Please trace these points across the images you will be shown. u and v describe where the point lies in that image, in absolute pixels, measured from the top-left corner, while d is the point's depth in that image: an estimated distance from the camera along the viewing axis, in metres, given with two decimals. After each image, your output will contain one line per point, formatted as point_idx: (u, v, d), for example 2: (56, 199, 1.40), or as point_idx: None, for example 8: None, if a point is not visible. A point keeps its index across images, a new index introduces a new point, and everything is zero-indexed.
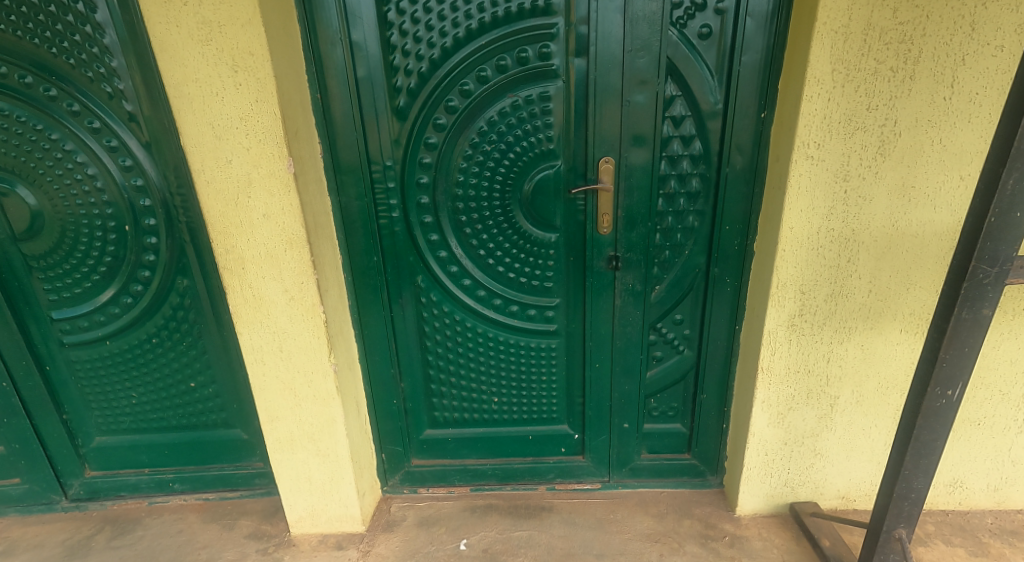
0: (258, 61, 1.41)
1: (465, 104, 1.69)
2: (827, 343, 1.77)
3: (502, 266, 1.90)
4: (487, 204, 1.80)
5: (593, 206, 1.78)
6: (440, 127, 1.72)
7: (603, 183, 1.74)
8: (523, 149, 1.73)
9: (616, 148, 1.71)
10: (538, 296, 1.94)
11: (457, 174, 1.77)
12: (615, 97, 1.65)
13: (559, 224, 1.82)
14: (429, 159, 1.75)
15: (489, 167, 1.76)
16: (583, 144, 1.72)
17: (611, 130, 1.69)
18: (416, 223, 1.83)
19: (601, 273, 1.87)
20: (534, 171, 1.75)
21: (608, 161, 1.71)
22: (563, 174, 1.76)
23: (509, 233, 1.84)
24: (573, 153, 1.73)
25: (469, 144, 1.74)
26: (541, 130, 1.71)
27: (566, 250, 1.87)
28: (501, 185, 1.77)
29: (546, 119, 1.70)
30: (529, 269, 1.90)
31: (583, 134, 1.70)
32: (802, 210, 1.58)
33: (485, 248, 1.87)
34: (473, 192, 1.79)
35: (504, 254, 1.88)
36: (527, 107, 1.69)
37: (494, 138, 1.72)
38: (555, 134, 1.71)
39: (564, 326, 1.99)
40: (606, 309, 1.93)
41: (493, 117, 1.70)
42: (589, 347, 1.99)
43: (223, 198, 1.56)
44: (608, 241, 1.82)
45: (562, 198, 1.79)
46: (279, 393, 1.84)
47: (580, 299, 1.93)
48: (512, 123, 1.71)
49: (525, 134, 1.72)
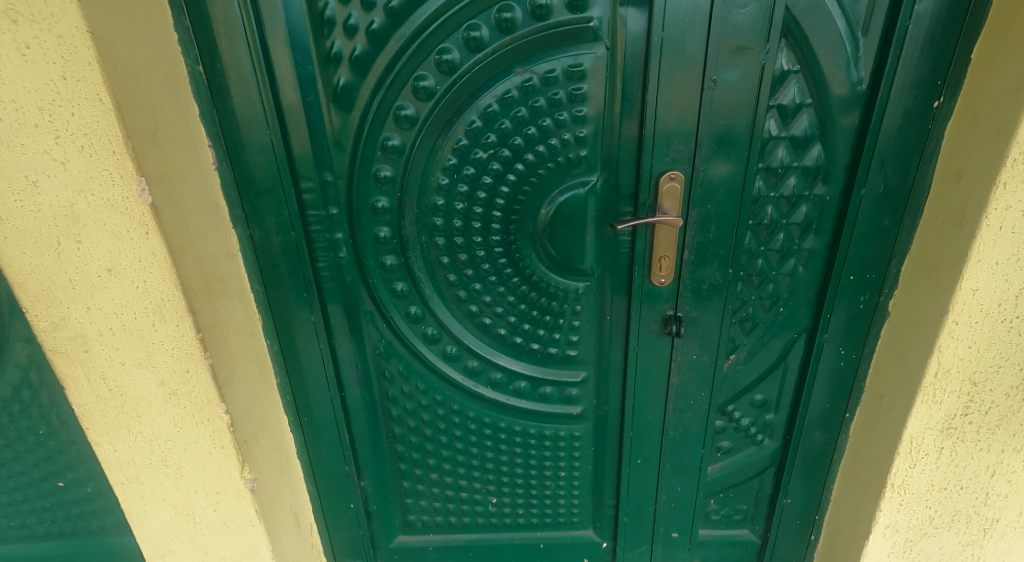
0: (54, 3, 0.77)
1: (446, 84, 1.05)
2: (997, 451, 1.15)
3: (505, 326, 1.29)
4: (482, 239, 1.18)
5: (645, 244, 1.15)
6: (408, 121, 1.08)
7: (665, 210, 1.11)
8: (539, 158, 1.10)
9: (687, 156, 1.07)
10: (556, 368, 1.33)
11: (435, 195, 1.14)
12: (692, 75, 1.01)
13: (591, 269, 1.20)
14: (391, 171, 1.12)
15: (487, 184, 1.13)
16: (634, 148, 1.08)
17: (682, 129, 1.05)
18: (375, 267, 1.21)
19: (651, 339, 1.26)
20: (556, 191, 1.13)
21: (674, 177, 1.09)
22: (601, 195, 1.13)
23: (514, 282, 1.23)
24: (616, 165, 1.10)
25: (454, 150, 1.10)
26: (568, 126, 1.07)
27: (600, 306, 1.25)
28: (502, 212, 1.15)
29: (575, 111, 1.06)
30: (544, 332, 1.29)
31: (635, 134, 1.07)
32: (999, 262, 0.97)
33: (479, 302, 1.26)
34: (462, 221, 1.17)
35: (508, 311, 1.27)
36: (547, 90, 1.05)
37: (492, 139, 1.09)
38: (590, 133, 1.08)
39: (593, 408, 1.38)
40: (656, 386, 1.32)
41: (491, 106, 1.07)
42: (629, 437, 1.39)
43: (35, 243, 0.92)
44: (666, 294, 1.21)
45: (596, 232, 1.17)
46: (172, 520, 1.23)
47: (617, 374, 1.33)
48: (521, 116, 1.07)
49: (543, 134, 1.08)
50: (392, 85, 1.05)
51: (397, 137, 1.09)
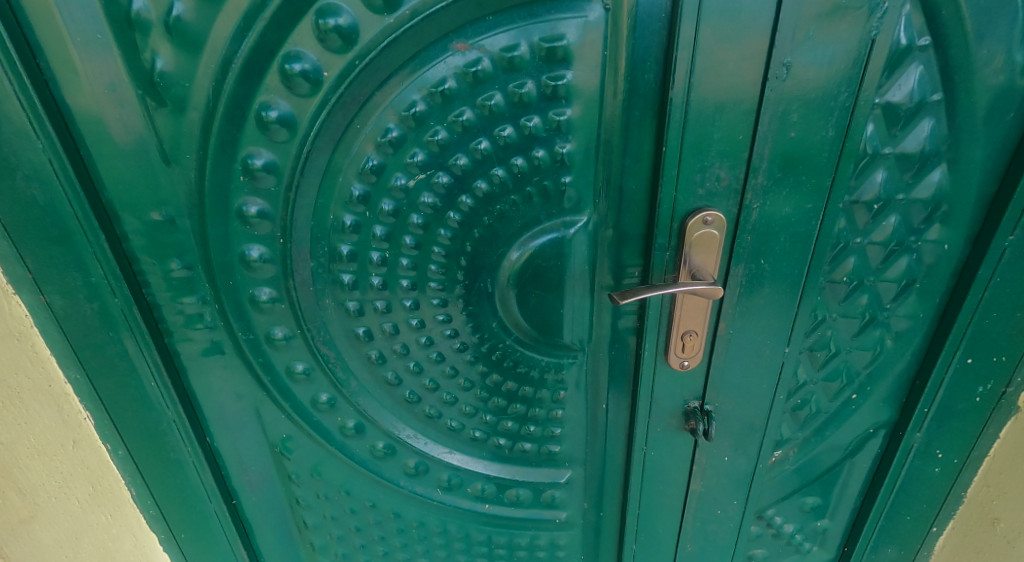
0: None
1: (338, 70, 0.63)
2: None
3: (455, 416, 0.91)
4: (415, 304, 0.79)
5: (663, 313, 0.77)
6: (281, 132, 0.66)
7: (694, 269, 0.71)
8: (497, 188, 0.70)
9: (731, 188, 0.67)
10: (529, 468, 0.96)
11: (338, 243, 0.74)
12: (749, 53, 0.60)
13: (577, 342, 0.83)
14: (264, 208, 0.71)
15: (416, 226, 0.73)
16: (648, 173, 0.68)
17: (726, 146, 0.64)
18: (261, 340, 0.82)
19: (665, 435, 0.88)
20: (524, 236, 0.74)
21: (708, 220, 0.68)
22: (592, 240, 0.74)
23: (467, 359, 0.85)
24: (616, 198, 0.70)
25: (360, 174, 0.70)
26: (541, 138, 0.67)
27: (592, 390, 0.87)
28: (443, 267, 0.76)
29: (552, 113, 0.66)
30: (511, 423, 0.91)
31: (649, 149, 0.67)
32: None
33: (418, 385, 0.87)
34: (382, 278, 0.77)
35: (459, 397, 0.89)
36: (506, 80, 0.64)
37: (420, 158, 0.68)
38: (578, 149, 0.68)
39: (583, 514, 1.01)
40: (672, 492, 0.95)
41: (415, 107, 0.66)
42: (631, 550, 1.02)
43: None
44: (689, 378, 0.83)
45: (584, 293, 0.78)
46: None
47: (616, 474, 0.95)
48: (466, 122, 0.66)
49: (501, 151, 0.68)
50: (247, 71, 0.62)
51: (266, 156, 0.67)
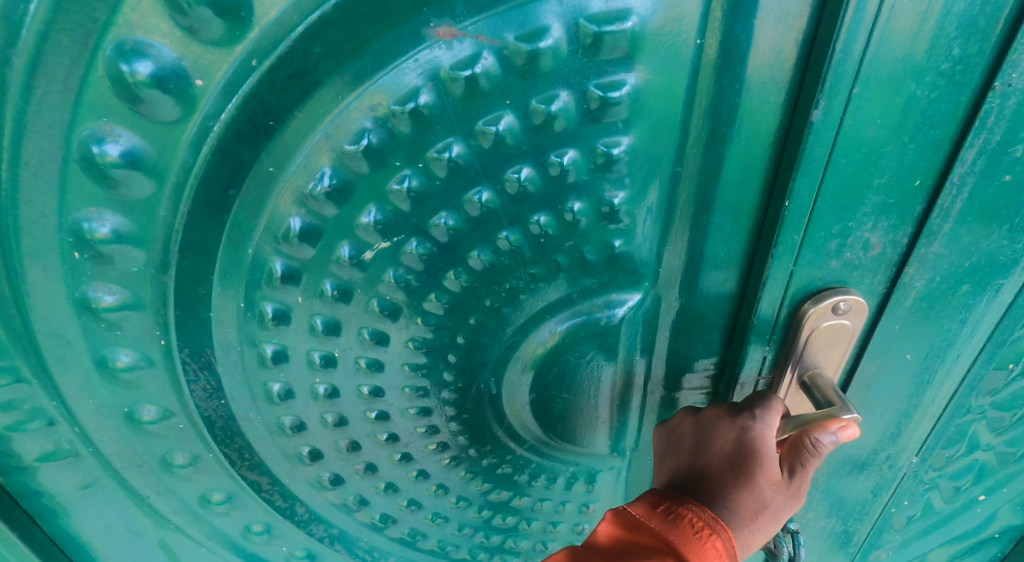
0: None
1: (223, 76, 0.35)
2: None
3: (449, 537, 0.68)
4: (381, 415, 0.54)
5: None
6: (135, 184, 0.38)
7: (807, 373, 0.49)
8: (508, 256, 0.46)
9: (883, 259, 0.45)
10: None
11: (258, 340, 0.47)
12: (950, 45, 0.35)
13: (611, 450, 0.61)
14: (126, 297, 0.43)
15: (379, 313, 0.47)
16: (748, 236, 0.45)
17: (891, 196, 0.41)
18: (156, 466, 0.55)
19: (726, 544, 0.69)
20: (547, 320, 0.50)
21: (837, 310, 0.46)
22: (647, 328, 0.51)
23: (459, 477, 0.61)
24: (704, 267, 0.47)
25: (280, 244, 0.42)
26: (578, 183, 0.43)
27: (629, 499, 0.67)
28: (420, 368, 0.51)
29: (596, 143, 0.41)
30: (522, 538, 0.70)
31: (764, 201, 0.43)
32: None
33: (394, 507, 0.63)
34: (332, 386, 0.51)
35: (447, 515, 0.65)
36: (525, 90, 0.38)
37: (377, 217, 0.42)
38: (634, 195, 0.44)
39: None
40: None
41: (365, 139, 0.38)
42: None
43: None
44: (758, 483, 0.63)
45: (631, 393, 0.56)
46: None
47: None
48: (454, 162, 0.40)
49: (513, 204, 0.43)
50: (46, 78, 0.34)
51: (111, 221, 0.39)
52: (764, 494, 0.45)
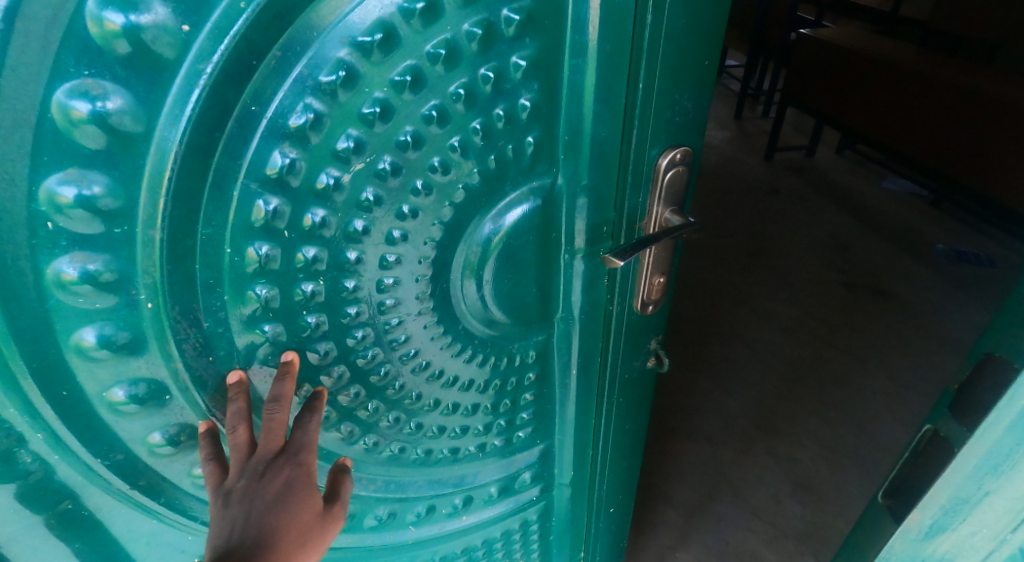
0: None
1: (211, 19, 0.42)
2: None
3: (435, 420, 0.78)
4: (359, 313, 0.61)
5: (629, 267, 0.77)
6: (129, 133, 0.42)
7: (666, 215, 0.73)
8: (457, 160, 0.59)
9: (691, 121, 0.70)
10: (522, 447, 0.92)
11: (253, 272, 0.52)
12: None
13: (546, 312, 0.77)
14: (109, 261, 0.46)
15: (357, 234, 0.56)
16: (619, 119, 0.64)
17: (689, 79, 0.67)
18: (136, 437, 0.56)
19: (633, 380, 0.94)
20: (496, 212, 0.65)
21: (673, 160, 0.70)
22: (559, 205, 0.69)
23: (445, 350, 0.71)
24: (585, 154, 0.65)
25: (268, 181, 0.49)
26: (506, 92, 0.58)
27: (560, 353, 0.84)
28: (393, 273, 0.60)
29: (512, 59, 0.56)
30: (489, 407, 0.83)
31: (625, 92, 0.62)
32: None
33: (383, 398, 0.70)
34: (319, 314, 0.58)
35: (426, 394, 0.74)
36: (459, 18, 0.51)
37: (351, 144, 0.51)
38: (541, 99, 0.60)
39: (552, 479, 1.02)
40: (636, 426, 1.04)
41: (340, 71, 0.48)
42: (598, 487, 1.07)
43: None
44: (650, 322, 0.88)
45: (556, 259, 0.73)
46: None
47: (591, 419, 0.95)
48: (414, 82, 0.52)
49: (458, 115, 0.56)
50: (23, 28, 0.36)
51: (101, 183, 0.43)
52: (301, 528, 0.54)
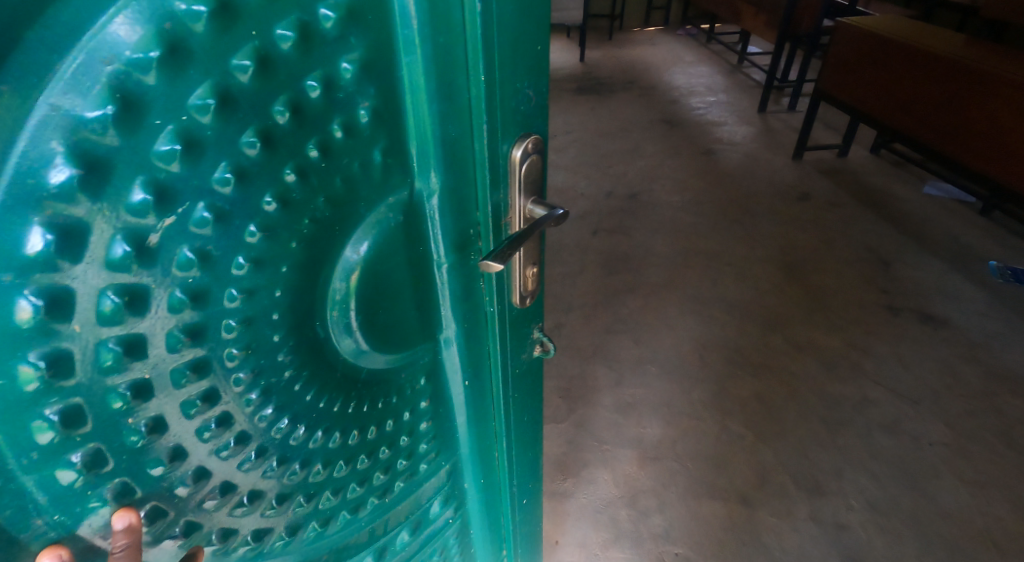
0: None
1: None
2: None
3: (329, 486, 0.60)
4: (210, 397, 0.43)
5: (505, 274, 0.63)
6: None
7: (530, 208, 0.58)
8: (299, 190, 0.43)
9: (542, 105, 0.56)
10: (425, 480, 0.74)
11: (35, 391, 0.33)
12: None
13: (425, 338, 0.63)
14: None
15: (181, 307, 0.38)
16: (469, 115, 0.51)
17: (530, 60, 0.52)
18: None
19: (523, 376, 0.75)
20: (346, 244, 0.49)
21: (528, 151, 0.55)
22: (420, 218, 0.54)
23: (324, 407, 0.54)
24: (435, 158, 0.51)
25: (26, 271, 0.31)
26: (342, 97, 0.43)
27: (450, 371, 0.69)
28: (239, 339, 0.43)
29: (341, 62, 0.42)
30: (383, 451, 0.65)
31: (466, 87, 0.49)
32: None
33: (258, 483, 0.51)
34: (156, 418, 0.40)
35: (314, 461, 0.56)
36: (269, 13, 0.36)
37: (149, 196, 0.34)
38: (379, 100, 0.46)
39: (462, 497, 0.85)
40: (537, 417, 0.86)
41: (113, 103, 0.31)
42: (516, 487, 0.91)
43: None
44: (529, 311, 0.71)
45: (424, 278, 0.58)
46: None
47: (487, 424, 0.78)
48: (224, 104, 0.36)
49: (293, 135, 0.41)
50: None
51: None
52: None
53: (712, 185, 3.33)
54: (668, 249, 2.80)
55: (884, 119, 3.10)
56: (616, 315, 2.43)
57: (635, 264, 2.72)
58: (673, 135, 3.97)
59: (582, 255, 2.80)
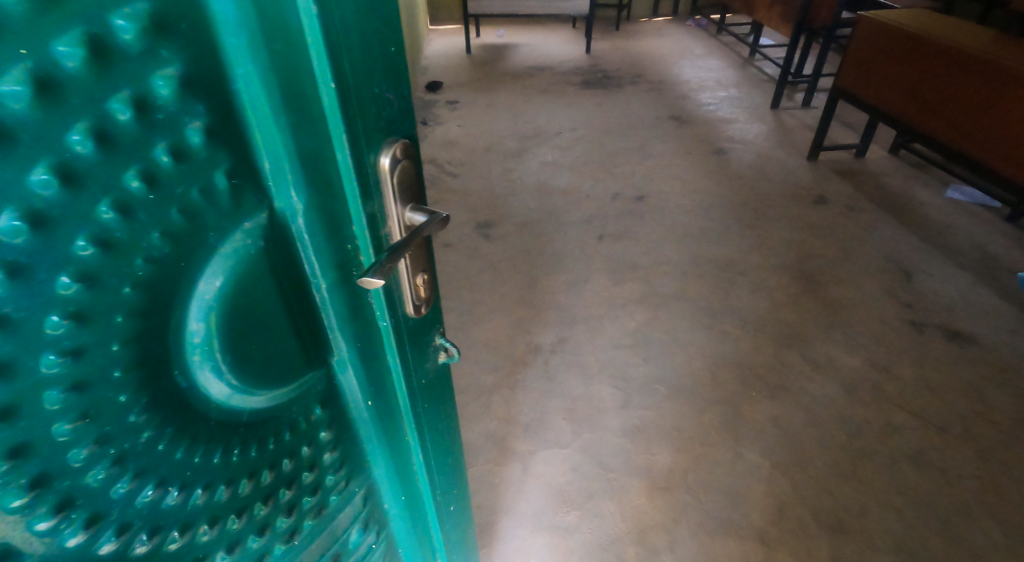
0: None
1: None
2: None
3: (223, 539, 0.58)
4: (45, 473, 0.41)
5: (394, 286, 0.62)
6: None
7: (411, 214, 0.57)
8: (124, 230, 0.40)
9: (405, 107, 0.54)
10: (340, 509, 0.74)
11: None
12: None
13: (315, 366, 0.61)
14: None
15: None
16: (322, 124, 0.48)
17: (383, 63, 0.50)
18: None
19: (428, 381, 0.78)
20: (195, 280, 0.46)
21: (396, 158, 0.54)
22: (286, 243, 0.52)
23: (200, 458, 0.52)
24: (294, 174, 0.49)
25: None
26: (163, 122, 0.40)
27: (350, 391, 0.68)
28: (71, 409, 0.41)
29: (153, 81, 0.39)
30: (283, 491, 0.64)
31: (313, 92, 0.46)
32: None
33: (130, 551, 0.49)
34: None
35: (198, 515, 0.54)
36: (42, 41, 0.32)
37: None
38: (213, 120, 0.43)
39: (383, 512, 0.85)
40: (450, 416, 0.89)
41: None
42: (435, 489, 0.94)
43: None
44: (424, 319, 0.71)
45: (303, 304, 0.56)
46: None
47: (399, 437, 0.79)
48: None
49: (104, 169, 0.38)
50: None
51: None
52: None
53: (723, 187, 3.21)
54: (678, 257, 2.69)
55: (901, 112, 2.91)
56: (624, 328, 2.32)
57: (644, 273, 2.61)
58: (683, 133, 3.84)
59: (588, 262, 2.69)
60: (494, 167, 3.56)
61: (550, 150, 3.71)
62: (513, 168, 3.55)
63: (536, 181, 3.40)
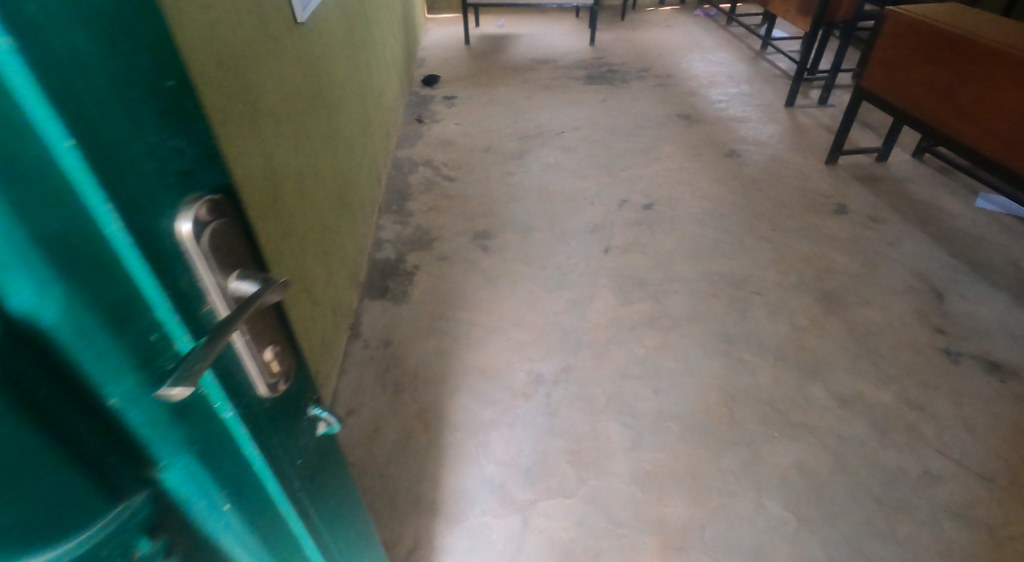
0: None
1: None
2: None
3: None
4: None
5: (241, 369, 0.51)
6: None
7: (242, 284, 0.47)
8: None
9: (203, 153, 0.43)
10: None
11: None
12: None
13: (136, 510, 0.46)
14: None
15: None
16: (61, 193, 0.34)
17: (158, 103, 0.38)
18: None
19: (306, 461, 0.66)
20: None
21: (202, 220, 0.43)
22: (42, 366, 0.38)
23: None
24: (44, 271, 0.35)
25: None
26: None
27: (207, 514, 0.54)
28: None
29: None
30: None
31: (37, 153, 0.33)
32: None
33: None
34: None
35: None
36: None
37: None
38: None
39: None
40: (340, 482, 0.80)
41: None
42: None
43: None
44: (285, 398, 0.59)
45: (95, 435, 0.42)
46: None
47: (285, 533, 0.67)
48: None
49: None
50: None
51: None
52: None
53: (737, 195, 3.02)
54: (690, 273, 2.50)
55: (922, 111, 2.62)
56: (632, 355, 2.14)
57: (654, 291, 2.43)
58: (693, 133, 3.64)
59: (594, 278, 2.51)
60: (493, 169, 3.36)
61: (552, 151, 3.51)
62: (513, 170, 3.35)
63: (538, 185, 3.20)
